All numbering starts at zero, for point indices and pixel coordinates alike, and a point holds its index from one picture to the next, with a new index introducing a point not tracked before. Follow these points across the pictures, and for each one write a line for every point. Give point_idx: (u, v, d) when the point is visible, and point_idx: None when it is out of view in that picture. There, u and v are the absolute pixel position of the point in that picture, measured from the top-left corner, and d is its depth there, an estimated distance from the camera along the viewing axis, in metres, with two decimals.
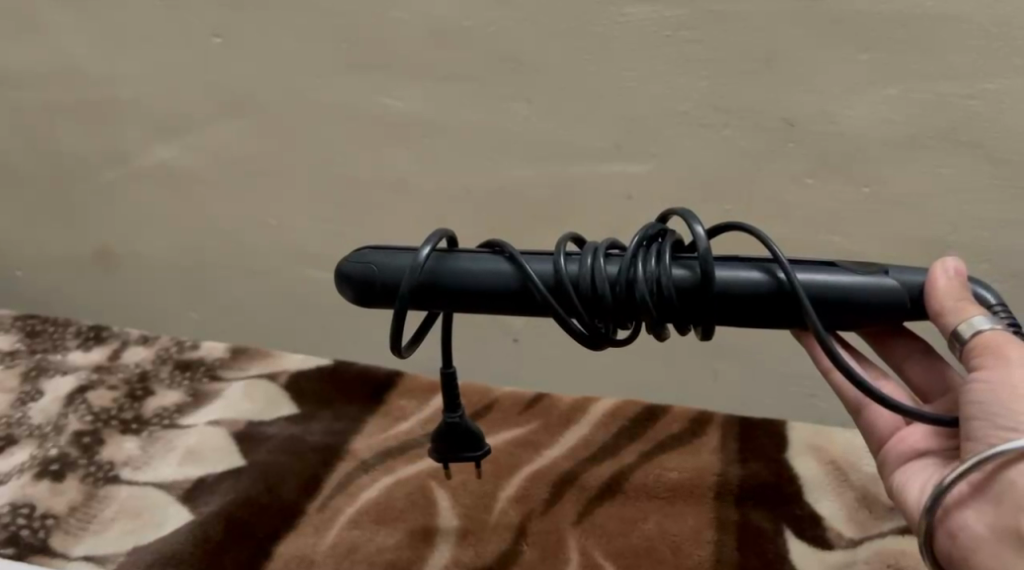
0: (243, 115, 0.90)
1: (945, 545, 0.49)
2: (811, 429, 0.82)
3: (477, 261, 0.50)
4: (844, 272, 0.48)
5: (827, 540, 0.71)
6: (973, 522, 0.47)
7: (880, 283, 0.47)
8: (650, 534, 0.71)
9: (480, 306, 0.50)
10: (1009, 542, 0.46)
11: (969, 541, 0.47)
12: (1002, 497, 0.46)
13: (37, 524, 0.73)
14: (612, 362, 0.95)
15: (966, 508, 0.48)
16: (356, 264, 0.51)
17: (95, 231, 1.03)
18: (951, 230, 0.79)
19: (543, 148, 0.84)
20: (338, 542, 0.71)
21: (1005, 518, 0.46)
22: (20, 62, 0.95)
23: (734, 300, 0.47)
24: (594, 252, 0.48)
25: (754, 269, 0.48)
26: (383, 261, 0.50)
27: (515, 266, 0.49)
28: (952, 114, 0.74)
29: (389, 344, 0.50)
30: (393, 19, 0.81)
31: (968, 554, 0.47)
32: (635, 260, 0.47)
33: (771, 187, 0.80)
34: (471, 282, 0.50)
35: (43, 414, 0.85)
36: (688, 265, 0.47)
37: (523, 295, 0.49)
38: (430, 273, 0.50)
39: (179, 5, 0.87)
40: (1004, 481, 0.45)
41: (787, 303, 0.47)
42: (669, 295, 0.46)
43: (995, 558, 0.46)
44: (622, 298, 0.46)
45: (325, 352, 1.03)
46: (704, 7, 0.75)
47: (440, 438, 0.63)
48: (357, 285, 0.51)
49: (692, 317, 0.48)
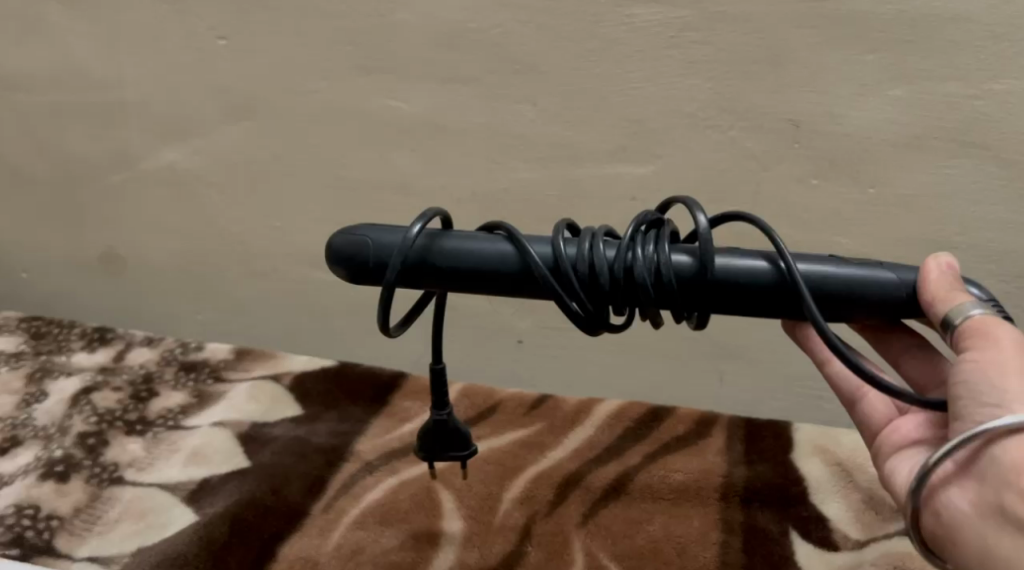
0: (249, 117, 0.90)
1: (932, 524, 0.49)
2: (816, 430, 0.81)
3: (470, 242, 0.49)
4: (846, 265, 0.47)
5: (834, 542, 0.70)
6: (957, 501, 0.47)
7: (882, 276, 0.47)
8: (656, 536, 0.71)
9: (470, 286, 0.49)
10: (990, 519, 0.46)
11: (954, 520, 0.47)
12: (985, 475, 0.46)
13: (42, 525, 0.73)
14: (617, 363, 0.94)
15: (951, 487, 0.48)
16: (347, 239, 0.50)
17: (101, 233, 1.04)
18: (957, 231, 0.79)
19: (548, 150, 0.83)
20: (343, 543, 0.70)
21: (987, 495, 0.46)
22: (27, 64, 0.95)
23: (732, 288, 0.47)
24: (592, 237, 0.47)
25: (755, 258, 0.47)
26: (374, 237, 0.50)
27: (516, 247, 0.48)
28: (958, 114, 0.74)
29: (379, 322, 0.49)
30: (397, 21, 0.81)
31: (953, 532, 0.47)
32: (633, 246, 0.47)
33: (778, 188, 0.80)
34: (461, 262, 0.49)
35: (48, 416, 0.85)
36: (688, 252, 0.47)
37: (520, 279, 0.48)
38: (420, 251, 0.49)
39: (185, 7, 0.87)
40: (987, 458, 0.46)
41: (786, 293, 0.46)
42: (668, 281, 0.46)
43: (979, 535, 0.46)
44: (622, 283, 0.46)
45: (330, 354, 1.03)
46: (709, 8, 0.75)
47: (428, 436, 0.63)
48: (346, 261, 0.50)
49: (687, 304, 0.47)
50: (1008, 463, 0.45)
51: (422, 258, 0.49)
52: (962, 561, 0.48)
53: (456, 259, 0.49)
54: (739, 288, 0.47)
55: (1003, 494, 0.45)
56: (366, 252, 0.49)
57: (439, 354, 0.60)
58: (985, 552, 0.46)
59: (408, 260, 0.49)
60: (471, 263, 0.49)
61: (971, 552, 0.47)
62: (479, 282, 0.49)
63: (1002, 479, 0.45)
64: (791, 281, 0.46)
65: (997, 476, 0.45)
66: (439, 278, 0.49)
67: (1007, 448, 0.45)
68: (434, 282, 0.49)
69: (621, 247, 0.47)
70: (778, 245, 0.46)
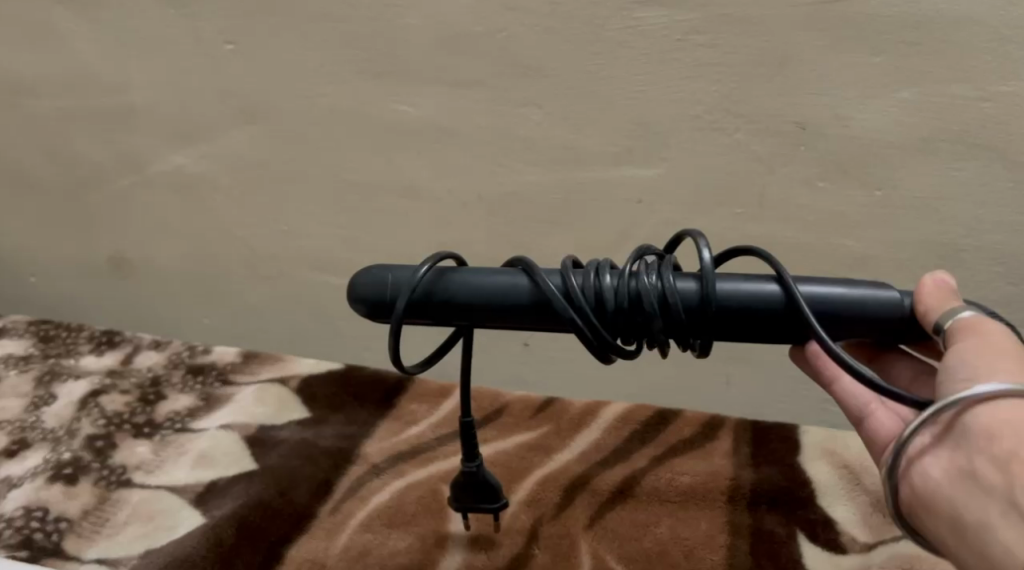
0: (256, 121, 0.91)
1: (908, 498, 0.47)
2: (824, 432, 0.81)
3: (476, 274, 0.49)
4: (847, 285, 0.47)
5: (841, 545, 0.70)
6: (932, 470, 0.46)
7: (884, 295, 0.47)
8: (663, 539, 0.71)
9: (480, 317, 0.49)
10: (963, 486, 0.44)
11: (927, 489, 0.46)
12: (959, 442, 0.45)
13: (51, 527, 0.73)
14: (624, 366, 0.94)
15: (925, 457, 0.46)
16: (360, 279, 0.50)
17: (108, 237, 1.04)
18: (964, 232, 0.79)
19: (554, 153, 0.84)
20: (350, 545, 0.71)
21: (960, 462, 0.44)
22: (35, 69, 0.96)
23: (739, 313, 0.46)
24: (595, 266, 0.48)
25: (760, 284, 0.47)
26: (386, 275, 0.50)
27: (525, 279, 0.48)
28: (966, 117, 0.74)
29: (390, 356, 0.49)
30: (403, 25, 0.82)
31: (929, 503, 0.46)
32: (639, 274, 0.46)
33: (783, 190, 0.80)
34: (467, 296, 0.48)
35: (56, 418, 0.86)
36: (695, 280, 0.47)
37: (530, 310, 0.48)
38: (427, 288, 0.49)
39: (192, 13, 0.87)
40: (962, 426, 0.45)
41: (790, 317, 0.46)
42: (676, 307, 0.46)
43: (953, 504, 0.45)
44: (627, 309, 0.46)
45: (337, 356, 1.04)
46: (715, 11, 0.75)
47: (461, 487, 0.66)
48: (359, 302, 0.50)
49: (696, 332, 0.47)
50: (981, 429, 0.44)
51: (427, 296, 0.49)
52: (934, 531, 0.46)
53: (463, 296, 0.48)
54: (746, 312, 0.46)
55: (979, 460, 0.44)
56: (374, 289, 0.49)
57: (467, 407, 0.63)
58: (958, 521, 0.44)
59: (415, 299, 0.48)
60: (478, 295, 0.48)
61: (946, 521, 0.45)
62: (488, 315, 0.48)
63: (975, 444, 0.44)
64: (796, 305, 0.46)
65: (970, 442, 0.44)
66: (445, 314, 0.49)
67: (980, 415, 0.44)
68: (442, 317, 0.49)
69: (621, 274, 0.46)
70: (780, 272, 0.47)
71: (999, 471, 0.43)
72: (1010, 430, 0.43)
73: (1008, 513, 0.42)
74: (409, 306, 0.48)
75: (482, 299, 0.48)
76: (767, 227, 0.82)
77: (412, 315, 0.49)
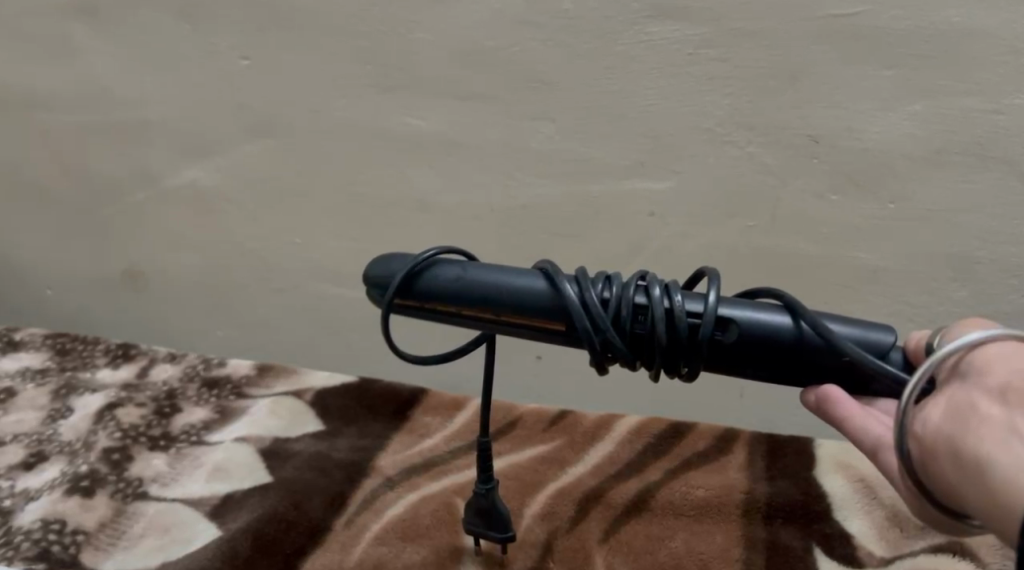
0: (270, 135, 0.91)
1: (920, 456, 0.44)
2: (839, 445, 0.81)
3: (484, 267, 0.50)
4: (850, 326, 0.47)
5: (858, 559, 0.70)
6: (931, 418, 0.44)
7: (878, 336, 0.47)
8: (678, 553, 0.71)
9: (476, 307, 0.49)
10: (960, 422, 0.42)
11: (928, 437, 0.43)
12: (956, 385, 0.44)
13: (68, 539, 0.73)
14: (636, 378, 0.94)
15: (926, 408, 0.44)
16: (378, 260, 0.52)
17: (124, 252, 1.05)
18: (978, 245, 0.79)
19: (567, 165, 0.84)
20: (365, 558, 0.71)
21: (959, 401, 0.43)
22: (52, 85, 0.97)
23: (741, 338, 0.47)
24: (605, 277, 0.48)
25: (773, 312, 0.47)
26: (399, 257, 0.51)
27: (533, 277, 0.49)
28: (980, 128, 0.74)
29: (379, 333, 0.50)
30: (415, 40, 0.82)
31: (933, 449, 0.43)
32: (651, 287, 0.47)
33: (795, 203, 0.80)
34: (467, 281, 0.49)
35: (73, 431, 0.86)
36: (701, 298, 0.47)
37: (527, 308, 0.48)
38: (431, 269, 0.50)
39: (207, 29, 0.88)
40: (962, 370, 0.44)
41: (794, 346, 0.46)
42: (680, 320, 0.46)
43: (954, 440, 0.42)
44: (630, 317, 0.46)
45: (350, 369, 1.04)
46: (727, 26, 0.75)
47: (473, 511, 0.67)
48: (372, 278, 0.51)
49: (690, 351, 0.46)
50: (979, 368, 0.43)
51: (428, 279, 0.50)
52: (942, 485, 0.43)
53: (463, 285, 0.49)
54: (754, 328, 0.47)
55: (977, 396, 0.43)
56: (382, 265, 0.51)
57: (483, 432, 0.63)
58: (959, 459, 0.42)
59: (416, 277, 0.50)
60: (480, 285, 0.49)
61: (946, 463, 0.43)
62: (485, 307, 0.49)
63: (972, 383, 0.43)
64: (800, 336, 0.46)
65: (965, 383, 0.44)
66: (442, 298, 0.49)
67: (975, 358, 0.44)
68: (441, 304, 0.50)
69: (628, 286, 0.47)
70: (793, 307, 0.47)
71: (994, 403, 0.42)
72: (1004, 364, 0.43)
73: (1005, 439, 0.40)
74: (407, 281, 0.50)
75: (483, 290, 0.49)
76: (780, 239, 0.82)
77: (410, 295, 0.50)
